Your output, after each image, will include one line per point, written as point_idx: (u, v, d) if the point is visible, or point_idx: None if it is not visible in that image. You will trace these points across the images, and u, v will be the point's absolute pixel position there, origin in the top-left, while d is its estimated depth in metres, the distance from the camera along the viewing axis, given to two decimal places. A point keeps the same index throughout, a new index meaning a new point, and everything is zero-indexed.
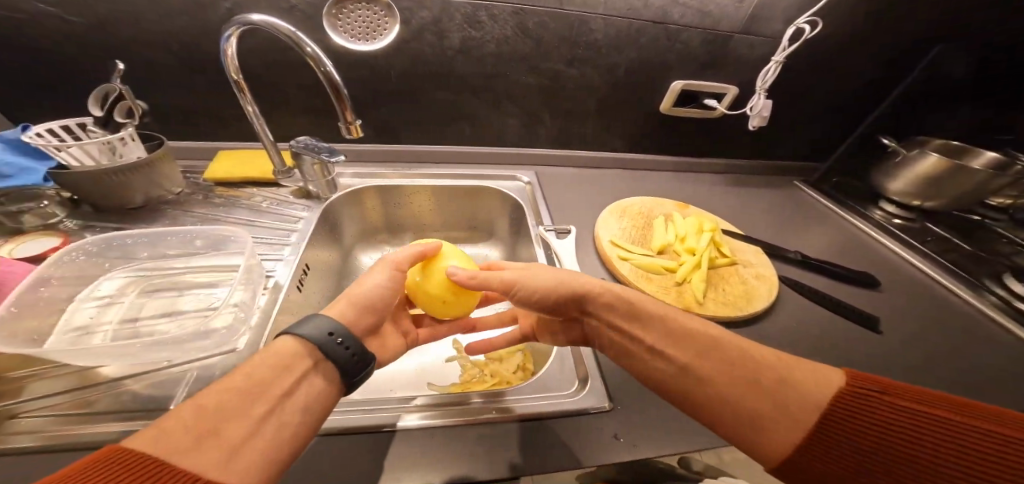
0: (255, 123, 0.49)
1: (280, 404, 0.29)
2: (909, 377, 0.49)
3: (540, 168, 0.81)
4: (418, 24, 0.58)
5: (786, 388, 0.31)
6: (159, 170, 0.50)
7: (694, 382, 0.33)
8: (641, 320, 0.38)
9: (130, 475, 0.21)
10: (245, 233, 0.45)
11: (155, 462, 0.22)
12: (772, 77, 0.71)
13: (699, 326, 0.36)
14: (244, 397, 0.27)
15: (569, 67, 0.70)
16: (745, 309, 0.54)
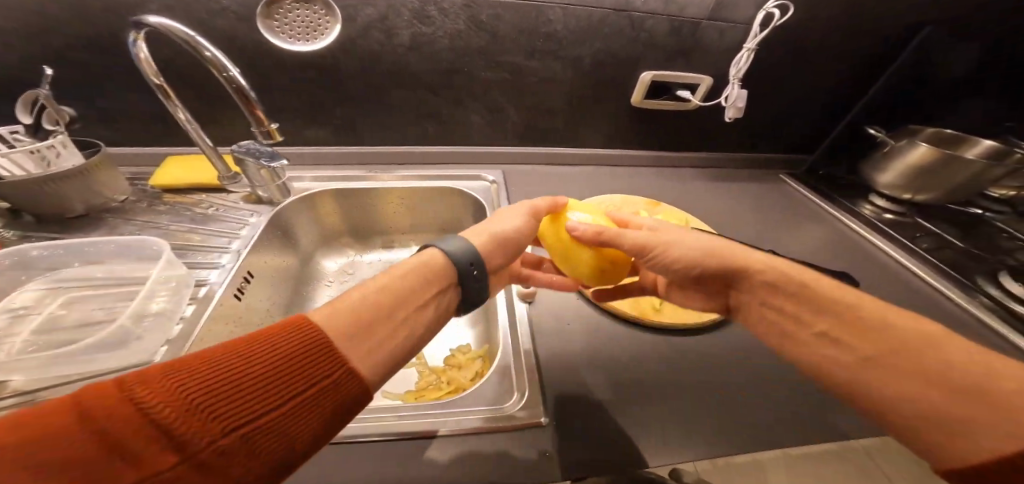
0: (189, 129, 0.48)
1: (416, 313, 0.30)
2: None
3: (509, 166, 0.79)
4: (363, 22, 0.56)
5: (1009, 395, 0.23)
6: (95, 177, 0.50)
7: (848, 359, 0.29)
8: (811, 301, 0.32)
9: (306, 345, 0.24)
10: (161, 241, 0.43)
11: (324, 340, 0.24)
12: (745, 65, 0.68)
13: (871, 307, 0.30)
14: (392, 300, 0.29)
15: (531, 59, 0.66)
16: (705, 317, 0.51)
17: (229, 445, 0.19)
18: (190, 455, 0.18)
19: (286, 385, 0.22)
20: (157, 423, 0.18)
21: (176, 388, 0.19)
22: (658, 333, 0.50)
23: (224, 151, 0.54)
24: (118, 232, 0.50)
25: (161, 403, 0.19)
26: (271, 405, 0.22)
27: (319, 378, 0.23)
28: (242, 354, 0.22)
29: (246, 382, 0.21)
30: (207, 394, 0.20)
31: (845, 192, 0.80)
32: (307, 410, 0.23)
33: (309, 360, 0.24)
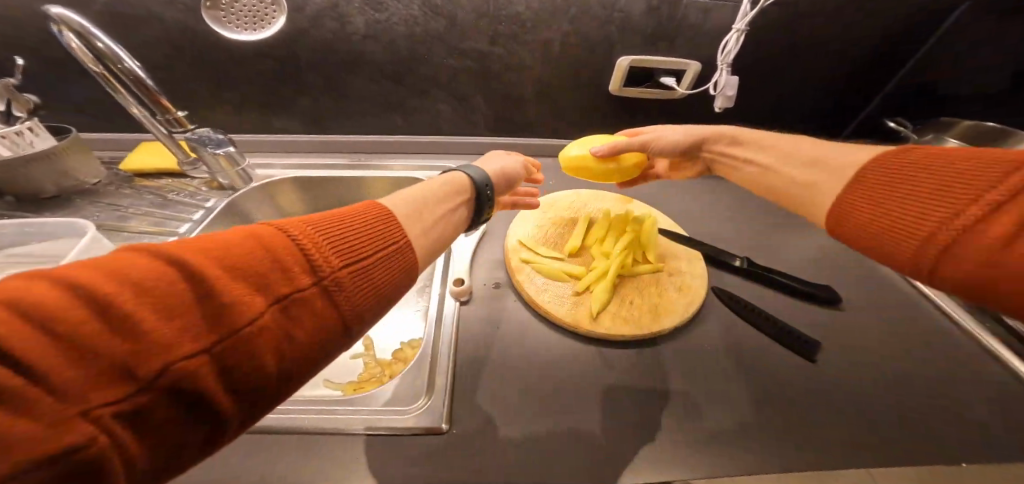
0: (143, 120, 0.50)
1: (448, 213, 0.36)
2: (817, 421, 0.41)
3: (479, 157, 0.77)
4: (313, 11, 0.55)
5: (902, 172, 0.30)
6: (64, 161, 0.54)
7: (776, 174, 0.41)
8: (748, 145, 0.46)
9: (376, 215, 0.29)
10: (82, 222, 0.42)
11: (387, 215, 0.30)
12: (735, 49, 0.60)
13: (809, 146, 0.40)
14: (430, 200, 0.35)
15: (495, 46, 0.63)
16: (648, 329, 0.48)
17: (349, 277, 0.24)
18: (272, 304, 0.21)
19: (376, 240, 0.27)
20: (238, 276, 0.20)
21: (250, 251, 0.21)
22: (593, 342, 0.48)
23: (173, 137, 0.55)
24: (82, 213, 0.54)
25: (241, 259, 0.21)
26: (357, 260, 0.25)
27: (388, 247, 0.28)
28: (301, 233, 0.24)
29: (309, 252, 0.23)
30: (304, 244, 0.23)
31: None
32: (363, 280, 0.25)
33: (361, 240, 0.26)
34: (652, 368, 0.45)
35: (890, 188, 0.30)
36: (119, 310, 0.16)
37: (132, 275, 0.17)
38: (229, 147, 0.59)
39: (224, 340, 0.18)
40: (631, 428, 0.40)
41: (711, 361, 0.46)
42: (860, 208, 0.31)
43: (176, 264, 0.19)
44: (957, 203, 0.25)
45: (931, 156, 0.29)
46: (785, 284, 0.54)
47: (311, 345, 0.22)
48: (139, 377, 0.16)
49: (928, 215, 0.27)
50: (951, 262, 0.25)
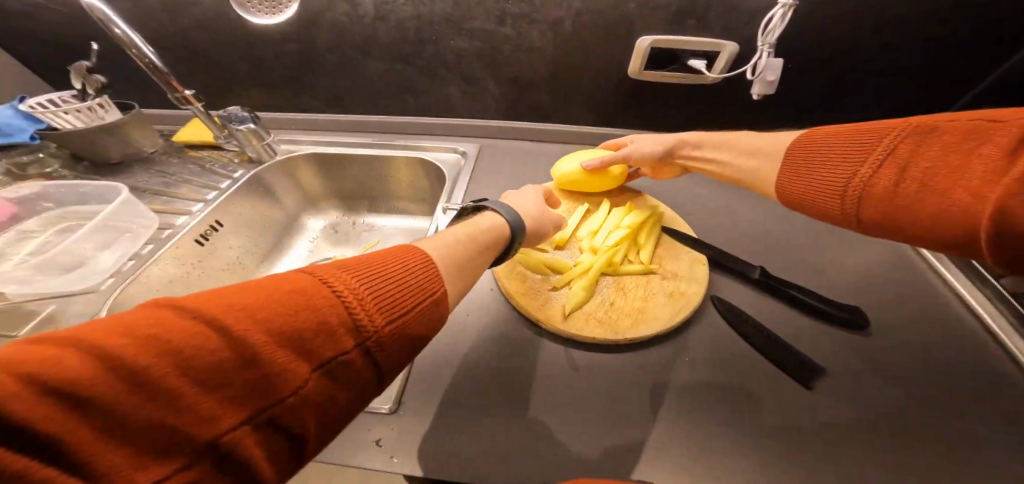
0: (195, 108, 0.59)
1: (479, 256, 0.37)
2: (800, 457, 0.36)
3: (488, 141, 0.76)
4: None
5: (831, 142, 0.39)
6: (127, 133, 0.63)
7: (739, 161, 0.48)
8: (708, 146, 0.53)
9: (413, 263, 0.30)
10: (120, 186, 0.54)
11: (425, 261, 0.31)
12: (776, 26, 0.51)
13: (764, 142, 0.47)
14: (463, 245, 0.36)
15: (502, 25, 0.60)
16: (625, 334, 0.44)
17: (388, 336, 0.25)
18: (314, 370, 0.21)
19: (413, 291, 0.28)
20: (286, 341, 0.20)
21: (300, 309, 0.22)
22: (563, 342, 0.46)
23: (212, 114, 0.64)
24: (138, 179, 0.64)
25: (288, 321, 0.21)
26: (397, 316, 0.26)
27: (425, 298, 0.28)
28: (344, 285, 0.25)
29: (354, 310, 0.24)
30: (347, 298, 0.24)
31: None
32: (400, 338, 0.26)
33: (401, 294, 0.27)
34: (617, 374, 0.42)
35: (814, 158, 0.40)
36: (165, 390, 0.16)
37: (176, 345, 0.17)
38: (252, 123, 0.65)
39: (265, 411, 0.19)
40: (576, 434, 0.38)
41: (685, 376, 0.42)
42: (792, 178, 0.41)
43: (223, 329, 0.19)
44: (856, 164, 0.35)
45: (831, 134, 0.40)
46: (802, 300, 0.47)
47: (344, 406, 0.23)
48: (184, 457, 0.17)
49: (841, 175, 0.36)
50: (863, 207, 0.34)
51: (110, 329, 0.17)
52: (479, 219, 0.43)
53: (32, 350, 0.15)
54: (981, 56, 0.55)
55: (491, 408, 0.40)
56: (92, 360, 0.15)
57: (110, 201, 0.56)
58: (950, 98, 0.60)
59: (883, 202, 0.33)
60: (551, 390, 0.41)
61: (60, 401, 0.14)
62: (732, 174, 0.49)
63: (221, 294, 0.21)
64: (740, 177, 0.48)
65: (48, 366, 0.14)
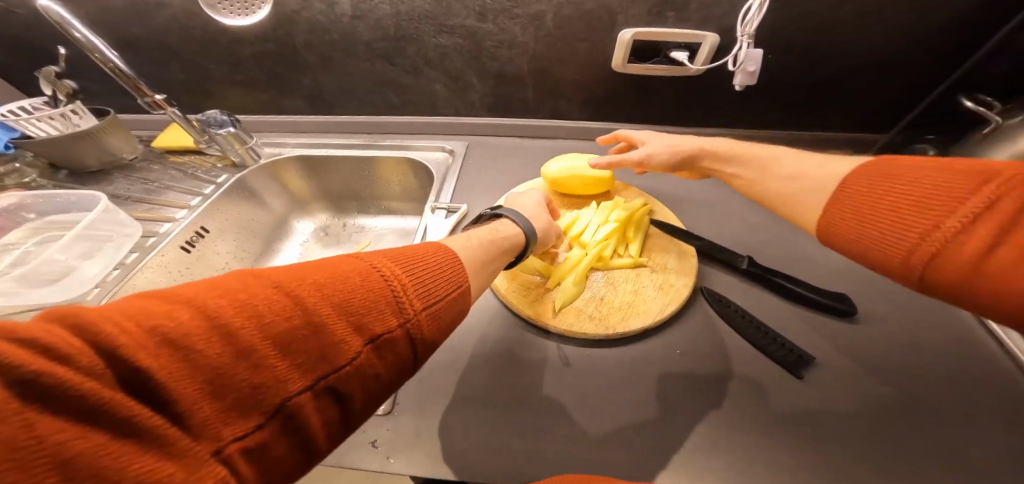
0: (177, 115, 0.59)
1: (498, 252, 0.40)
2: (784, 441, 0.37)
3: (476, 138, 0.76)
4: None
5: (894, 179, 0.30)
6: (105, 139, 0.62)
7: (768, 189, 0.39)
8: (738, 163, 0.44)
9: (441, 256, 0.31)
10: (99, 194, 0.54)
11: (452, 256, 0.32)
12: (755, 15, 0.52)
13: (809, 164, 0.37)
14: (491, 250, 0.39)
15: (483, 21, 0.60)
16: (615, 329, 0.45)
17: (427, 321, 0.26)
18: (367, 345, 0.23)
19: (443, 281, 0.29)
20: (343, 317, 0.22)
21: (352, 290, 0.23)
22: (554, 339, 0.46)
23: (190, 118, 0.63)
24: (118, 186, 0.63)
25: (345, 299, 0.23)
26: (432, 304, 0.27)
27: (454, 288, 0.30)
28: (390, 271, 0.26)
29: (399, 293, 0.25)
30: (389, 283, 0.25)
31: None
32: (437, 323, 0.28)
33: (434, 284, 0.28)
34: (607, 367, 0.43)
35: (880, 193, 0.30)
36: (250, 351, 0.18)
37: (258, 311, 0.19)
38: (232, 127, 0.64)
39: (323, 381, 0.21)
40: (570, 430, 0.38)
41: (671, 367, 0.43)
42: (846, 213, 0.32)
43: (293, 302, 0.21)
44: (926, 221, 0.26)
45: (898, 171, 0.30)
46: (790, 289, 0.48)
47: (387, 385, 0.25)
48: (258, 416, 0.18)
49: (916, 222, 0.27)
50: (938, 267, 0.25)
51: (205, 293, 0.19)
52: (495, 225, 0.45)
53: (145, 309, 0.17)
54: (956, 43, 0.56)
55: (483, 406, 0.40)
56: (191, 319, 0.18)
57: (90, 209, 0.55)
58: (927, 84, 0.62)
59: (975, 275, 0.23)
60: (540, 387, 0.42)
61: (172, 352, 0.16)
62: (764, 198, 0.40)
63: (288, 272, 0.23)
64: (772, 204, 0.39)
65: (161, 323, 0.17)
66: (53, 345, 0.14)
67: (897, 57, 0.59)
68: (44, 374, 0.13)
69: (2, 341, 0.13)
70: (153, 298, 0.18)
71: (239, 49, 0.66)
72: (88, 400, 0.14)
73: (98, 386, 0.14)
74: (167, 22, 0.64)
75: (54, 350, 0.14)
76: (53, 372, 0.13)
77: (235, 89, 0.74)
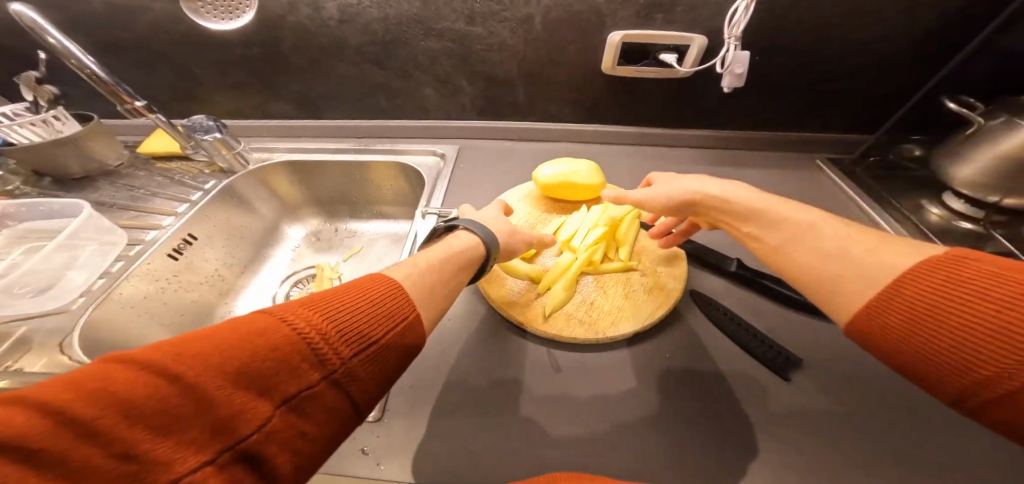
0: (161, 122, 0.59)
1: (451, 271, 0.38)
2: (776, 443, 0.37)
3: (468, 142, 0.75)
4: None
5: (952, 274, 0.24)
6: (88, 145, 0.61)
7: (786, 252, 0.34)
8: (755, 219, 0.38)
9: (377, 289, 0.30)
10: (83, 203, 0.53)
11: (393, 287, 0.31)
12: (741, 19, 0.52)
13: (838, 227, 0.32)
14: (443, 269, 0.37)
15: (472, 25, 0.60)
16: (604, 334, 0.45)
17: (353, 368, 0.26)
18: (277, 407, 0.22)
19: (377, 320, 0.28)
20: (242, 383, 0.22)
21: (256, 350, 0.23)
22: (545, 344, 0.46)
23: (175, 124, 0.63)
24: (103, 193, 0.62)
25: (247, 362, 0.22)
26: (361, 349, 0.27)
27: (391, 325, 0.29)
28: (306, 321, 0.26)
29: (316, 346, 0.25)
30: (303, 335, 0.25)
31: (901, 193, 0.63)
32: (368, 367, 0.27)
33: (363, 325, 0.27)
34: (597, 372, 0.43)
35: (949, 301, 0.23)
36: (122, 439, 0.18)
37: (130, 393, 0.19)
38: (218, 132, 0.64)
39: (225, 453, 0.20)
40: (561, 435, 0.38)
41: (661, 370, 0.43)
42: (895, 314, 0.25)
43: (176, 377, 0.20)
44: (1000, 341, 0.21)
45: (957, 264, 0.24)
46: (779, 291, 0.48)
47: (316, 441, 0.24)
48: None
49: (991, 355, 0.21)
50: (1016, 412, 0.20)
51: (71, 382, 0.18)
52: (453, 236, 0.44)
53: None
54: (937, 46, 0.57)
55: (474, 412, 0.40)
56: (29, 418, 0.16)
57: (73, 218, 0.54)
58: (911, 86, 0.62)
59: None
60: (531, 392, 0.42)
61: (21, 455, 0.16)
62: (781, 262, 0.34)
63: (172, 342, 0.22)
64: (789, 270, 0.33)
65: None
66: None
67: (881, 59, 0.59)
68: None
69: None
70: (5, 396, 0.17)
71: (224, 54, 0.66)
72: None
73: None
74: (150, 26, 0.63)
75: None
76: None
77: (222, 94, 0.73)
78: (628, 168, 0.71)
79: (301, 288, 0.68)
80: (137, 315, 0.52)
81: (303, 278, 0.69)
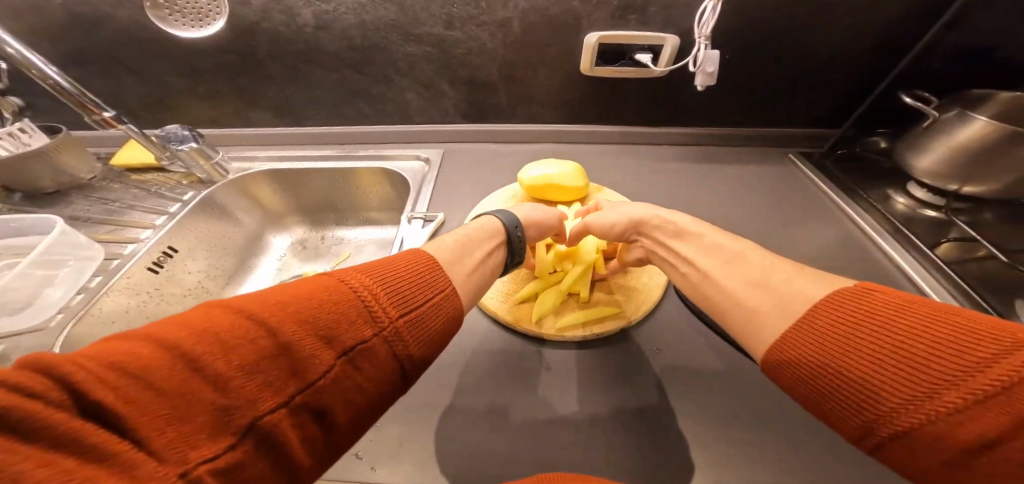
0: (132, 132, 0.57)
1: (483, 257, 0.40)
2: (757, 431, 0.38)
3: (452, 145, 0.76)
4: (259, 5, 0.57)
5: (859, 307, 0.25)
6: (59, 158, 0.60)
7: (705, 281, 0.36)
8: (687, 238, 0.41)
9: (418, 263, 0.32)
10: (55, 219, 0.51)
11: (431, 262, 0.33)
12: (710, 18, 0.54)
13: (756, 252, 0.35)
14: (470, 246, 0.39)
15: (450, 29, 0.60)
16: (590, 331, 0.47)
17: (401, 328, 0.27)
18: (339, 358, 0.24)
19: (421, 291, 0.30)
20: (311, 332, 0.23)
21: (318, 308, 0.24)
22: (532, 342, 0.48)
23: (148, 134, 0.62)
24: (77, 207, 0.61)
25: (313, 314, 0.24)
26: (409, 312, 0.28)
27: (433, 295, 0.30)
28: (359, 282, 0.28)
29: (370, 303, 0.27)
30: (357, 300, 0.26)
31: (869, 183, 0.66)
32: (417, 329, 0.28)
33: (410, 292, 0.29)
34: (584, 368, 0.45)
35: (860, 331, 0.24)
36: (213, 374, 0.20)
37: (220, 336, 0.21)
38: (194, 142, 0.64)
39: (297, 398, 0.22)
40: (552, 431, 0.39)
41: (647, 365, 0.45)
42: (807, 351, 0.26)
43: (257, 324, 0.22)
44: (903, 380, 0.21)
45: (864, 298, 0.25)
46: None
47: (371, 399, 0.25)
48: (229, 437, 0.19)
49: (902, 387, 0.21)
50: (919, 446, 0.20)
51: (169, 329, 0.21)
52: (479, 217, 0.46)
53: (109, 349, 0.19)
54: (893, 42, 0.60)
55: (466, 414, 0.41)
56: (151, 351, 0.19)
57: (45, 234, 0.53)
58: (873, 81, 0.65)
59: (967, 463, 0.19)
60: (521, 391, 0.43)
61: (132, 382, 0.18)
62: (706, 289, 0.35)
63: (257, 296, 0.24)
64: (712, 290, 0.35)
65: (123, 358, 0.18)
66: (23, 385, 0.16)
67: (843, 58, 0.62)
68: (18, 406, 0.15)
69: None
70: (120, 340, 0.20)
71: (199, 62, 0.65)
72: (60, 429, 0.16)
73: (63, 418, 0.16)
74: (117, 35, 0.62)
75: (24, 388, 0.16)
76: (25, 404, 0.15)
77: (198, 103, 0.72)
78: (611, 168, 0.72)
79: None
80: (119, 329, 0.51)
81: None
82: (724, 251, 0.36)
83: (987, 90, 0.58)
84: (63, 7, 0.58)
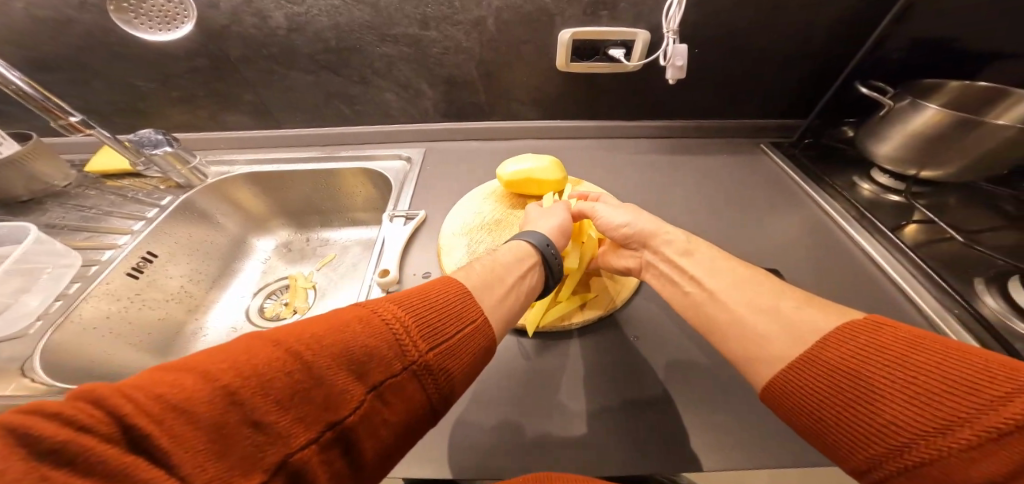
0: (102, 137, 0.56)
1: (517, 283, 0.41)
2: (724, 410, 0.41)
3: (434, 144, 0.77)
4: (229, 8, 0.57)
5: (873, 339, 0.27)
6: (29, 166, 0.59)
7: (710, 299, 0.38)
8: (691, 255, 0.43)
9: (452, 295, 0.34)
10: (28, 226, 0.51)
11: (464, 292, 0.35)
12: (677, 12, 0.55)
13: (763, 278, 0.37)
14: (497, 270, 0.41)
15: (426, 29, 0.61)
16: (570, 321, 0.49)
17: (430, 363, 0.29)
18: (368, 393, 0.26)
19: (451, 322, 0.31)
20: (343, 367, 0.25)
21: (349, 342, 0.26)
22: (517, 334, 0.50)
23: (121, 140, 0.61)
24: (52, 215, 0.60)
25: (344, 348, 0.26)
26: (438, 346, 0.30)
27: (461, 328, 0.32)
28: (391, 314, 0.29)
29: (402, 338, 0.28)
30: (387, 337, 0.28)
31: (835, 172, 0.69)
32: (447, 361, 0.30)
33: (439, 325, 0.31)
34: (564, 360, 0.47)
35: (874, 364, 0.26)
36: (249, 409, 0.21)
37: (259, 370, 0.23)
38: (169, 146, 0.63)
39: (326, 434, 0.24)
40: (533, 420, 0.41)
41: (623, 353, 0.47)
42: (814, 380, 0.28)
43: (292, 355, 0.24)
44: (917, 414, 0.23)
45: (877, 333, 0.27)
46: None
47: (398, 432, 0.27)
48: (260, 473, 0.21)
49: (914, 421, 0.23)
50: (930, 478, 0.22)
51: (207, 361, 0.22)
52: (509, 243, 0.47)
53: (159, 380, 0.21)
54: (850, 36, 0.63)
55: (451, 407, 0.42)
56: (193, 383, 0.21)
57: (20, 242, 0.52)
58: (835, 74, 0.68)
59: None
60: (504, 383, 0.44)
61: (177, 414, 0.20)
62: (704, 310, 0.38)
63: (291, 328, 0.26)
64: (711, 309, 0.38)
65: (166, 390, 0.20)
66: (76, 418, 0.18)
67: (806, 51, 0.65)
68: (73, 442, 0.17)
69: (45, 419, 0.17)
70: (163, 371, 0.22)
71: (172, 66, 0.64)
72: (112, 462, 0.17)
73: (118, 453, 0.18)
74: (84, 39, 0.61)
75: (78, 421, 0.18)
76: (79, 439, 0.17)
77: (174, 108, 0.71)
78: (590, 162, 0.74)
79: (274, 299, 0.68)
80: (105, 336, 0.51)
81: (277, 290, 0.69)
82: (728, 273, 0.39)
83: (939, 80, 0.61)
84: (25, 11, 0.57)
